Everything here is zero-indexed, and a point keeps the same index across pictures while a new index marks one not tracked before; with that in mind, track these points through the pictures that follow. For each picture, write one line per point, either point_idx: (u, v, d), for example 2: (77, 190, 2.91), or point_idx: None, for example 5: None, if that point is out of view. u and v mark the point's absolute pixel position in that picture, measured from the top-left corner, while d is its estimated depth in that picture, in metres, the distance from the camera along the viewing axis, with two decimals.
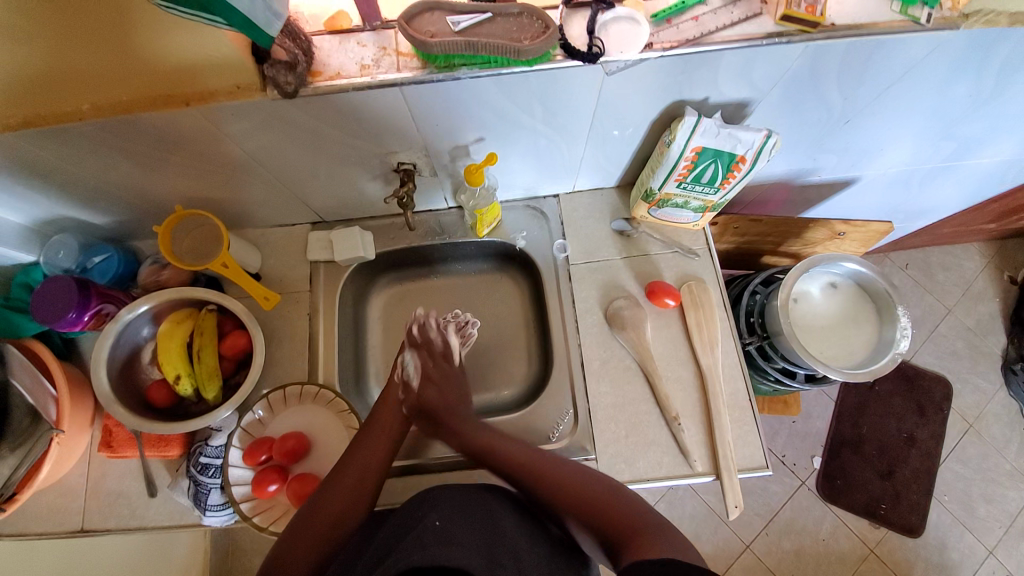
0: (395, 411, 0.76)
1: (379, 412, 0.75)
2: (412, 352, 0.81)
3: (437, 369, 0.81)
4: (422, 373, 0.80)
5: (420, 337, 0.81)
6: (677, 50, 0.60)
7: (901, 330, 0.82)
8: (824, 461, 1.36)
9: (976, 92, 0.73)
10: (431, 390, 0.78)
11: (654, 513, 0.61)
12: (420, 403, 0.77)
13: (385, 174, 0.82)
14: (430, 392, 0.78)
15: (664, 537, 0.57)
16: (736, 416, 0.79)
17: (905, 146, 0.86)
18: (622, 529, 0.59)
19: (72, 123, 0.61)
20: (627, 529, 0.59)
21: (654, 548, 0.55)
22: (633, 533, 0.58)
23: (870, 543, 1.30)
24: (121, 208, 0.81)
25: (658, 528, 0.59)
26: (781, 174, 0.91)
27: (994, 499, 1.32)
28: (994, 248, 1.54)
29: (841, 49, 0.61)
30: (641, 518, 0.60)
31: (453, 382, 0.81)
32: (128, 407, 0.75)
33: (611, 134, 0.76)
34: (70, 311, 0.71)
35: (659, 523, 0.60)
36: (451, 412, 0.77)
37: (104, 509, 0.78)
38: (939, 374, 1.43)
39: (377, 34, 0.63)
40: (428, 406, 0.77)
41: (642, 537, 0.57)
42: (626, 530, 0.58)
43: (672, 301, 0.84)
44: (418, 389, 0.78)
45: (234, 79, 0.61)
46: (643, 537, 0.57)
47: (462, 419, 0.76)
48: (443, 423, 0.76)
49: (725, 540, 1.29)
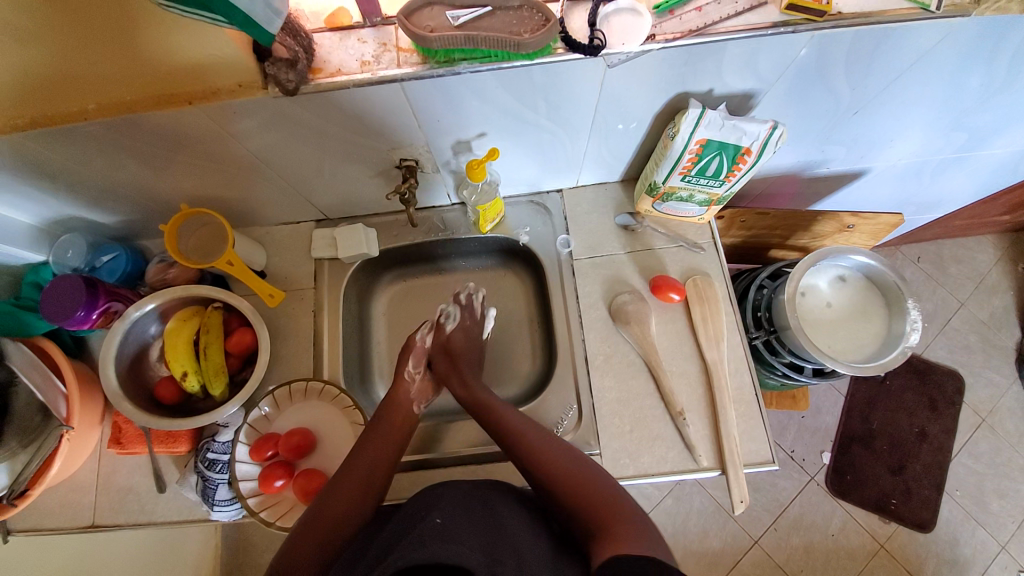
0: (403, 415, 0.76)
1: (387, 412, 0.76)
2: (455, 305, 0.87)
3: (472, 329, 0.87)
4: (459, 325, 0.86)
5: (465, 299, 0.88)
6: (680, 41, 0.59)
7: (911, 324, 0.81)
8: (833, 456, 1.35)
9: (988, 81, 0.71)
10: (458, 337, 0.85)
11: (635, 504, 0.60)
12: (445, 346, 0.84)
13: (387, 170, 0.81)
14: (457, 339, 0.85)
15: (642, 534, 0.55)
16: (743, 411, 0.79)
17: (917, 136, 0.84)
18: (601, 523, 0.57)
19: (77, 123, 0.61)
20: (611, 524, 0.56)
21: (627, 541, 0.53)
22: (611, 523, 0.56)
23: (881, 539, 1.29)
24: (130, 207, 0.82)
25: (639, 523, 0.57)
26: (790, 166, 0.90)
27: (1008, 494, 1.31)
28: (1007, 241, 1.51)
29: (848, 38, 0.60)
30: (625, 511, 0.58)
31: (476, 346, 0.86)
32: (137, 404, 0.76)
33: (615, 127, 0.75)
34: (79, 309, 0.72)
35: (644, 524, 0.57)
36: (468, 362, 0.84)
37: (115, 504, 0.79)
38: (951, 369, 1.41)
39: (377, 30, 0.63)
40: (453, 350, 0.84)
41: (619, 528, 0.56)
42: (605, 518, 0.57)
43: (676, 295, 0.83)
44: (449, 335, 0.85)
45: (237, 77, 0.61)
46: (620, 531, 0.55)
47: (473, 371, 0.82)
48: (459, 368, 0.82)
49: (733, 536, 1.28)
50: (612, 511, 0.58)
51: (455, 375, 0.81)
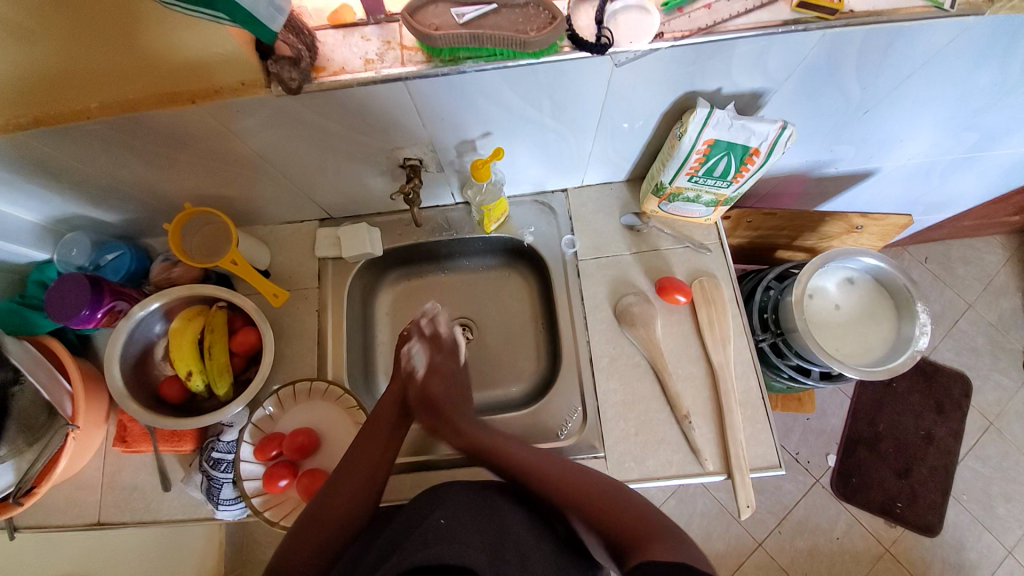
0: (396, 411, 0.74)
1: (380, 412, 0.74)
2: (420, 342, 0.80)
3: (446, 362, 0.80)
4: (429, 366, 0.78)
5: (430, 329, 0.82)
6: (689, 39, 0.58)
7: (920, 327, 0.80)
8: (839, 459, 1.34)
9: (1002, 79, 0.70)
10: (436, 382, 0.77)
11: (656, 515, 0.61)
12: (422, 396, 0.76)
13: (391, 169, 0.81)
14: (436, 386, 0.77)
15: (668, 541, 0.56)
16: (749, 415, 0.78)
17: (925, 136, 0.83)
18: (627, 535, 0.58)
19: (80, 122, 0.61)
20: (631, 531, 0.58)
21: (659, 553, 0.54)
22: (638, 537, 0.57)
23: (885, 542, 1.27)
24: (135, 206, 0.82)
25: (667, 535, 0.58)
26: (797, 166, 0.89)
27: (1015, 498, 1.29)
28: (1016, 242, 1.50)
29: (860, 37, 0.59)
30: (652, 524, 0.59)
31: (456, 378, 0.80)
32: (141, 403, 0.76)
33: (620, 127, 0.75)
34: (84, 308, 0.72)
35: (668, 526, 0.59)
36: (454, 408, 0.76)
37: (121, 503, 0.79)
38: (958, 370, 1.40)
39: (381, 28, 0.63)
40: (432, 400, 0.75)
41: (646, 541, 0.56)
42: (630, 531, 0.58)
43: (683, 297, 0.82)
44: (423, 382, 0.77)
45: (241, 76, 0.60)
46: (643, 537, 0.57)
47: (463, 419, 0.75)
48: (448, 419, 0.75)
49: (736, 538, 1.27)
50: (636, 525, 0.59)
51: (446, 429, 0.74)
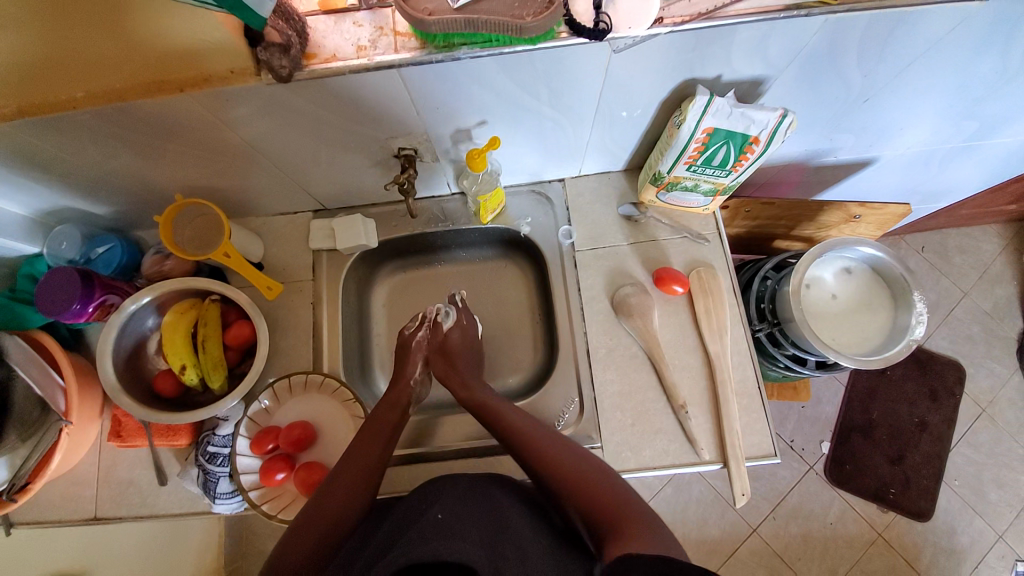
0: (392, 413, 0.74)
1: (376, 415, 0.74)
2: (452, 305, 0.88)
3: (468, 328, 0.87)
4: (454, 323, 0.86)
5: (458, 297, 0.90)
6: (689, 25, 0.57)
7: (917, 317, 0.80)
8: (833, 447, 1.35)
9: (1004, 66, 0.69)
10: (459, 340, 0.84)
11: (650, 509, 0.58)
12: (441, 345, 0.83)
13: (386, 160, 0.80)
14: (454, 339, 0.84)
15: (658, 533, 0.54)
16: (746, 404, 0.78)
17: (925, 124, 0.82)
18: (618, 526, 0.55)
19: (66, 112, 0.59)
20: (621, 521, 0.55)
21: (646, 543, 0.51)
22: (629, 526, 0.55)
23: (878, 528, 1.29)
24: (125, 198, 0.81)
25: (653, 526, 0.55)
26: (796, 154, 0.88)
27: (1006, 484, 1.31)
28: (1012, 231, 1.50)
29: (862, 22, 0.58)
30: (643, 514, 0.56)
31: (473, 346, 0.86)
32: (135, 398, 0.75)
33: (618, 115, 0.73)
34: (75, 302, 0.71)
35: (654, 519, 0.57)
36: (467, 363, 0.82)
37: (116, 497, 0.79)
38: (952, 358, 1.41)
39: (374, 13, 0.61)
40: (450, 350, 0.83)
41: (636, 531, 0.54)
42: (621, 520, 0.55)
43: (680, 288, 0.81)
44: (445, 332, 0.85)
45: (231, 63, 0.58)
46: (632, 526, 0.55)
47: (473, 373, 0.81)
48: (459, 367, 0.81)
49: (731, 525, 1.28)
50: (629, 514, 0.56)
51: (453, 372, 0.80)
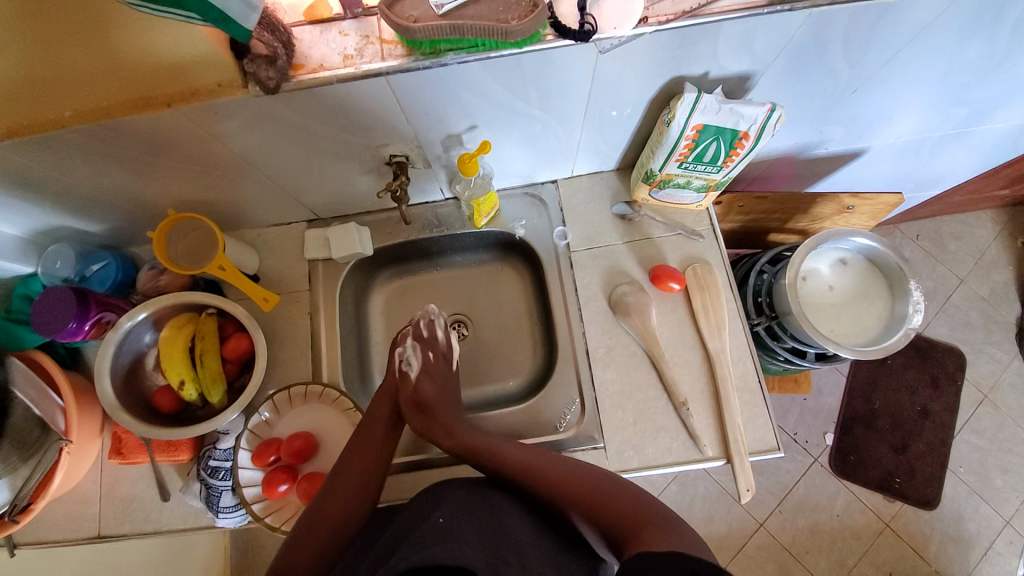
0: (390, 407, 0.75)
1: (375, 411, 0.74)
2: (413, 344, 0.80)
3: (439, 365, 0.80)
4: (424, 366, 0.78)
5: (426, 332, 0.82)
6: (673, 23, 0.57)
7: (914, 305, 0.80)
8: (837, 438, 1.35)
9: (989, 53, 0.69)
10: (429, 384, 0.76)
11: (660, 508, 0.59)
12: (415, 395, 0.74)
13: (377, 167, 0.80)
14: (426, 386, 0.76)
15: (667, 528, 0.54)
16: (747, 399, 0.78)
17: (914, 113, 0.83)
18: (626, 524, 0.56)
19: (55, 131, 0.59)
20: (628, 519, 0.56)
21: (655, 539, 0.52)
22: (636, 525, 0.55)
23: (885, 518, 1.29)
24: (119, 215, 0.81)
25: (666, 523, 0.55)
26: (787, 148, 0.88)
27: (1011, 469, 1.31)
28: (1005, 216, 1.50)
29: (847, 14, 0.58)
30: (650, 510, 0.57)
31: (448, 383, 0.79)
32: (134, 415, 0.74)
33: (608, 115, 0.74)
34: (71, 321, 0.71)
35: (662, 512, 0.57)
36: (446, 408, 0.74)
37: (119, 515, 0.78)
38: (952, 346, 1.41)
39: (359, 22, 0.61)
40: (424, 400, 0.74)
41: (642, 528, 0.54)
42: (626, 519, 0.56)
43: (676, 285, 0.82)
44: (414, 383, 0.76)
45: (216, 76, 0.59)
46: (638, 525, 0.55)
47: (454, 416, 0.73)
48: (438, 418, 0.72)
49: (738, 520, 1.28)
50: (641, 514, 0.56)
51: (435, 426, 0.71)
